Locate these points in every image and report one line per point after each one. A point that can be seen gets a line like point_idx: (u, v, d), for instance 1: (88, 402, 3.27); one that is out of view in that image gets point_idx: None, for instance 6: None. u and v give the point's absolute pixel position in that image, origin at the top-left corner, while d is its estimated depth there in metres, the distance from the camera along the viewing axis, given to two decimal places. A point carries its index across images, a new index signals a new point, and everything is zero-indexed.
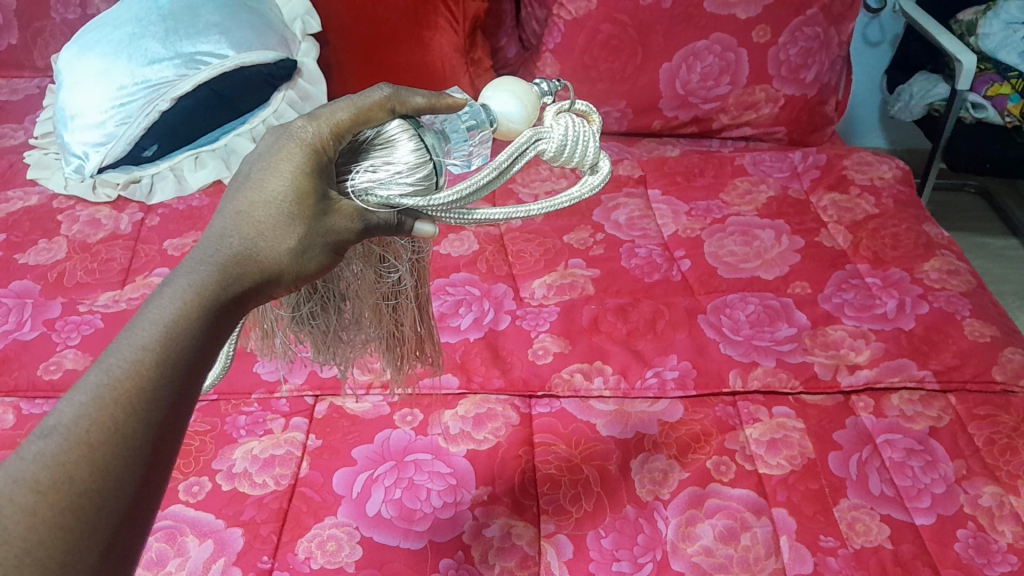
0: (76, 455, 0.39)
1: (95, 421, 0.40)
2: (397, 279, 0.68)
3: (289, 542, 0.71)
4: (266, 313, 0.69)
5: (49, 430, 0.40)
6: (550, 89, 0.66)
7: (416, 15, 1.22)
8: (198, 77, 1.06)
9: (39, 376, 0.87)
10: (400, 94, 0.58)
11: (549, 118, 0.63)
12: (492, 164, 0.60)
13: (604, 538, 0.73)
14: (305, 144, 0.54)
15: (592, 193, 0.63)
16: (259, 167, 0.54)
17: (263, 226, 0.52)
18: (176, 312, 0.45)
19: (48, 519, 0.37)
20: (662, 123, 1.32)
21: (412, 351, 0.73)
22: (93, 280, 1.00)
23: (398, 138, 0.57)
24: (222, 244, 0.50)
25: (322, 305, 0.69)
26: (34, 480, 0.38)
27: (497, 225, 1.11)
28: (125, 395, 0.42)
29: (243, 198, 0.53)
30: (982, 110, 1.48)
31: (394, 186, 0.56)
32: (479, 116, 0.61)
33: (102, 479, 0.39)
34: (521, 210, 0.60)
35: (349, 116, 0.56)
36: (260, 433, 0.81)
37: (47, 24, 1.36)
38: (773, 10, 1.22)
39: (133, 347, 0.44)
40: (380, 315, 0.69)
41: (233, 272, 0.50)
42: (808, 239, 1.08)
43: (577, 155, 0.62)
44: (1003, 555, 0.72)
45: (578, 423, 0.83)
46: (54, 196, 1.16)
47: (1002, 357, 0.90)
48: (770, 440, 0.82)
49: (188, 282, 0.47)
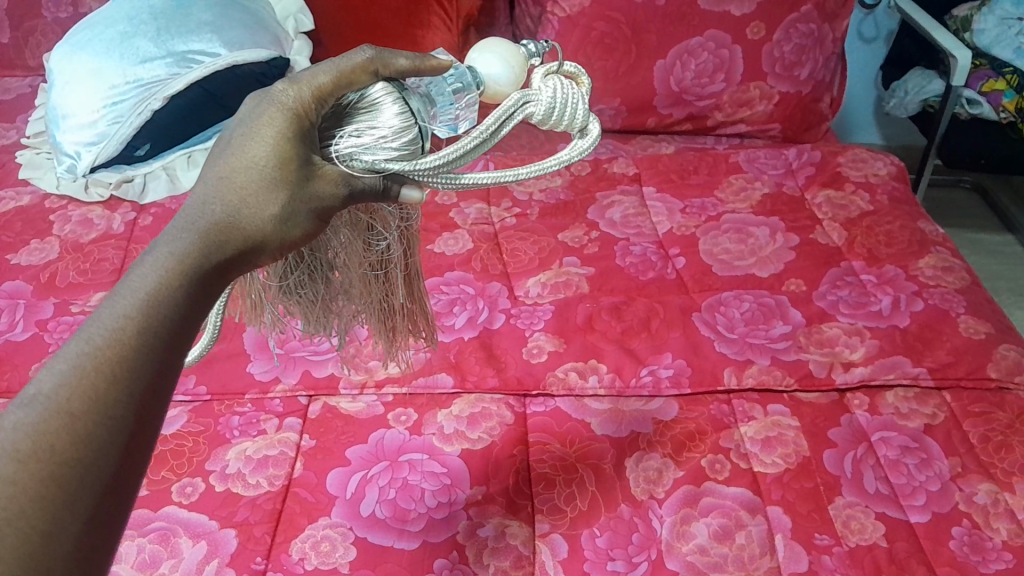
0: (57, 424, 0.39)
1: (75, 390, 0.40)
2: (386, 247, 0.68)
3: (283, 544, 0.71)
4: (254, 284, 0.68)
5: (28, 400, 0.40)
6: (538, 51, 0.65)
7: (408, 13, 1.22)
8: (189, 76, 1.06)
9: (31, 377, 0.86)
10: (383, 56, 0.57)
11: (536, 80, 0.62)
12: (479, 127, 0.59)
13: (598, 538, 0.72)
14: (286, 108, 0.53)
15: (580, 157, 0.63)
16: (240, 132, 0.53)
17: (246, 193, 0.51)
18: (157, 280, 0.45)
19: (28, 489, 0.37)
20: (656, 121, 1.32)
21: (401, 321, 0.73)
22: (85, 281, 1.00)
23: (382, 101, 0.57)
24: (204, 212, 0.50)
25: (310, 274, 0.68)
26: (15, 450, 0.38)
27: (491, 224, 1.10)
28: (105, 364, 0.41)
29: (224, 163, 0.52)
30: (977, 106, 1.49)
31: (379, 151, 0.56)
32: (464, 78, 0.60)
33: (83, 448, 0.39)
34: (509, 173, 0.60)
35: (331, 78, 0.55)
36: (253, 434, 0.81)
37: (39, 24, 1.36)
38: (766, 8, 1.23)
39: (113, 315, 0.43)
40: (369, 285, 0.69)
41: (216, 240, 0.49)
42: (803, 237, 1.08)
43: (566, 117, 0.62)
44: (997, 552, 0.72)
45: (572, 423, 0.83)
46: (45, 196, 1.15)
47: (996, 355, 0.91)
48: (764, 439, 0.82)
49: (169, 251, 0.47)
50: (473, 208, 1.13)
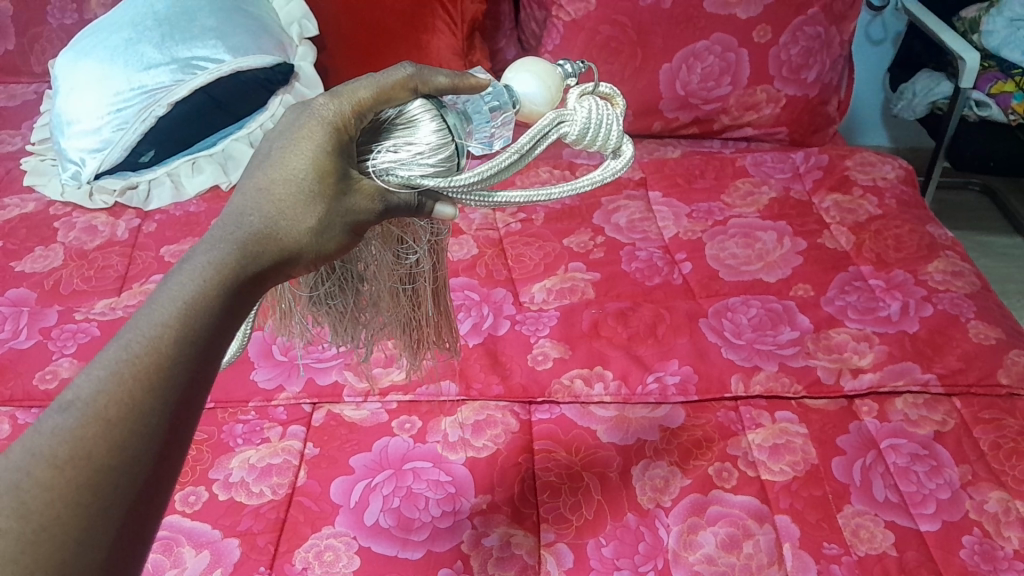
0: (93, 430, 0.39)
1: (112, 397, 0.40)
2: (415, 261, 0.68)
3: (286, 553, 0.71)
4: (285, 294, 0.69)
5: (66, 405, 0.40)
6: (574, 71, 0.65)
7: (415, 18, 1.22)
8: (193, 83, 1.06)
9: (34, 385, 0.86)
10: (423, 73, 0.58)
11: (571, 101, 0.62)
12: (513, 146, 0.59)
13: (604, 547, 0.72)
14: (326, 121, 0.53)
15: (613, 177, 0.62)
16: (280, 144, 0.53)
17: (284, 204, 0.51)
18: (195, 289, 0.45)
19: (64, 494, 0.37)
20: (662, 125, 1.31)
21: (427, 334, 0.72)
22: (90, 288, 0.99)
23: (420, 117, 0.57)
24: (243, 221, 0.50)
25: (341, 285, 0.68)
26: (52, 455, 0.38)
27: (496, 229, 1.10)
28: (143, 372, 0.41)
29: (263, 174, 0.52)
30: (986, 108, 1.47)
31: (415, 167, 0.56)
32: (502, 97, 0.60)
33: (118, 455, 0.39)
34: (543, 192, 0.60)
35: (371, 94, 0.55)
36: (257, 442, 0.80)
37: (44, 30, 1.36)
38: (773, 10, 1.22)
39: (151, 323, 0.43)
40: (397, 297, 0.69)
41: (253, 250, 0.49)
42: (810, 241, 1.07)
43: (600, 138, 0.62)
44: (1009, 562, 0.71)
45: (578, 430, 0.82)
46: (50, 203, 1.15)
47: (1007, 360, 0.89)
48: (772, 446, 0.81)
49: (206, 260, 0.47)
50: (479, 212, 1.13)
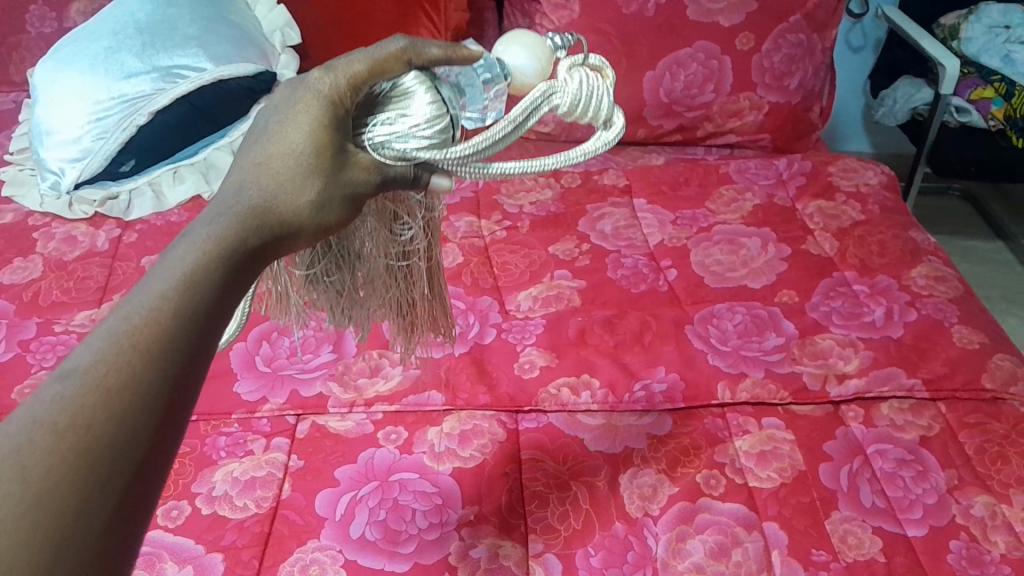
0: (94, 398, 0.38)
1: (113, 367, 0.39)
2: (410, 238, 0.68)
3: (270, 568, 0.70)
4: (280, 274, 0.69)
5: (66, 374, 0.39)
6: (563, 44, 0.63)
7: (398, 28, 1.22)
8: (176, 91, 1.05)
9: (12, 400, 0.85)
10: (416, 45, 0.57)
11: (563, 71, 0.61)
12: (507, 116, 0.58)
13: (592, 557, 0.71)
14: (322, 95, 0.53)
15: (606, 149, 0.62)
16: (277, 120, 0.53)
17: (282, 178, 0.51)
18: (196, 260, 0.44)
19: (63, 462, 0.36)
20: (646, 133, 1.31)
21: (420, 317, 0.72)
22: (70, 299, 0.98)
23: (414, 90, 0.56)
24: (242, 196, 0.49)
25: (337, 262, 0.68)
26: (52, 422, 0.37)
27: (481, 237, 1.10)
28: (144, 341, 0.40)
29: (260, 149, 0.52)
30: (966, 114, 1.48)
31: (411, 140, 0.56)
32: (493, 69, 0.59)
33: (120, 425, 0.38)
34: (537, 163, 0.60)
35: (366, 67, 0.54)
36: (240, 455, 0.79)
37: (23, 39, 1.35)
38: (756, 19, 1.23)
39: (152, 294, 0.42)
40: (392, 276, 0.68)
41: (253, 224, 0.49)
42: (794, 248, 1.08)
43: (592, 109, 0.61)
44: (996, 566, 0.71)
45: (565, 439, 0.82)
46: (29, 214, 1.13)
47: (991, 364, 0.90)
48: (759, 453, 0.81)
49: (207, 232, 0.46)
50: (463, 221, 1.13)
